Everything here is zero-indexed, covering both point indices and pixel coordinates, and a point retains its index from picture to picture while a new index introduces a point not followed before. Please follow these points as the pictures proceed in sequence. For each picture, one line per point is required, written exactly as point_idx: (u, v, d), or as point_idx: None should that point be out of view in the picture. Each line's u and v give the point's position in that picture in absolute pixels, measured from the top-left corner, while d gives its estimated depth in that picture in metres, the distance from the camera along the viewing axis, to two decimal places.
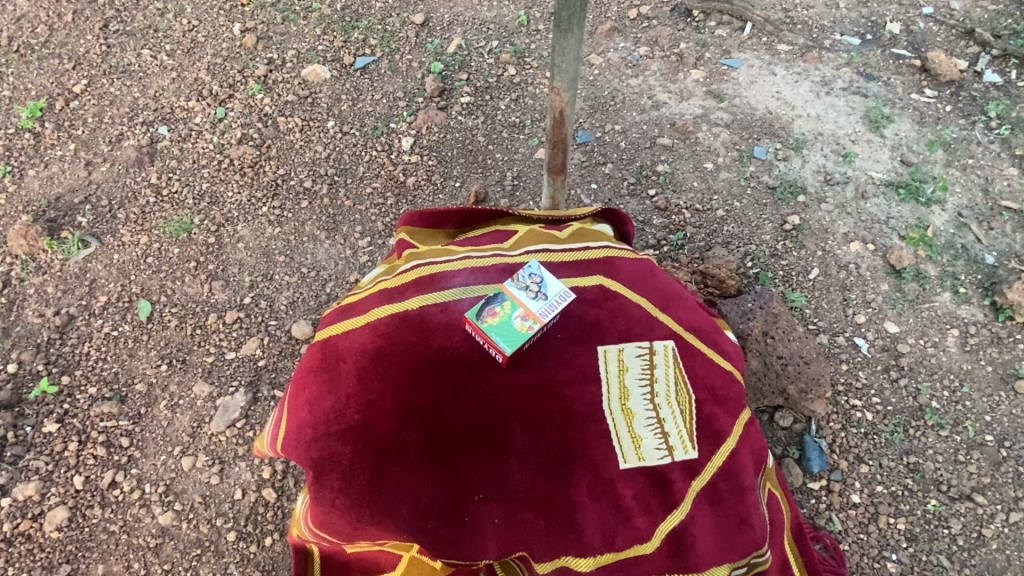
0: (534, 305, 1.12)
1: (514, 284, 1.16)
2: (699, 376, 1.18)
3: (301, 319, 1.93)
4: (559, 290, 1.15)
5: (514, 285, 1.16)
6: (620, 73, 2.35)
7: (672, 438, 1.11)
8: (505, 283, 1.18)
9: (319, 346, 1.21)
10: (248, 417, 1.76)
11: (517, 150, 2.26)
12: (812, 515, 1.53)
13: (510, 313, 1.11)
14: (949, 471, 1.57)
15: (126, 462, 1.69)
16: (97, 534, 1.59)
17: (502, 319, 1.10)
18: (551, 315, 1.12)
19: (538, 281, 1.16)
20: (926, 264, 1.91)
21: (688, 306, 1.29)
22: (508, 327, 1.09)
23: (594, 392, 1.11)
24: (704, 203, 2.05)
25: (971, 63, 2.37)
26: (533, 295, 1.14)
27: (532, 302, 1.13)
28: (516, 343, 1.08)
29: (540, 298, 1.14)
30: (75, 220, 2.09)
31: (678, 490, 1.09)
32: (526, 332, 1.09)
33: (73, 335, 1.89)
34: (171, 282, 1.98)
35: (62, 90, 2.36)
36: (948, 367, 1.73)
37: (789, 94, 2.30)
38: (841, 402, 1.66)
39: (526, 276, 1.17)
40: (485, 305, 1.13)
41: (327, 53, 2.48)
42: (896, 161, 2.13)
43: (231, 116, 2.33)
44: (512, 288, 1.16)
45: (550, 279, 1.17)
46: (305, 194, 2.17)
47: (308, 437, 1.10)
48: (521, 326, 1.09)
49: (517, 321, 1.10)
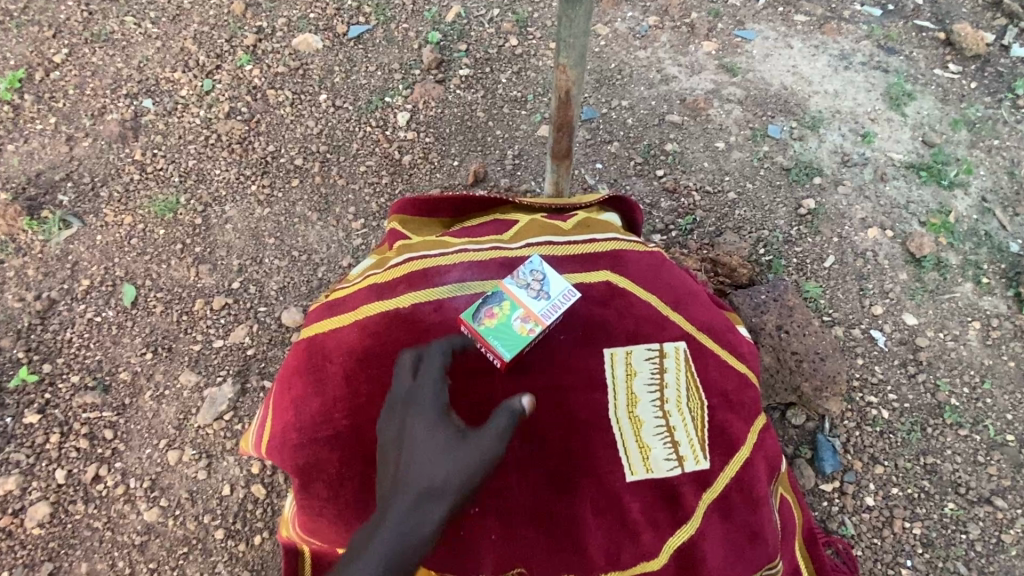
0: (537, 306, 1.03)
1: (514, 281, 1.06)
2: (711, 381, 1.10)
3: (292, 306, 1.85)
4: (564, 287, 1.06)
5: (513, 283, 1.06)
6: (628, 44, 2.21)
7: (683, 447, 1.03)
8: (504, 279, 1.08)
9: (304, 343, 1.14)
10: (237, 409, 1.69)
11: (519, 127, 2.14)
12: (824, 518, 1.46)
13: (509, 317, 1.01)
14: (968, 472, 1.50)
15: (110, 455, 1.63)
16: (80, 531, 1.54)
17: (501, 321, 1.01)
18: (554, 316, 1.03)
19: (540, 279, 1.06)
20: (947, 252, 1.82)
21: (700, 304, 1.20)
22: (507, 330, 1.00)
23: (600, 400, 1.02)
24: (715, 184, 1.95)
25: (998, 37, 2.25)
26: (535, 294, 1.04)
27: (534, 302, 1.03)
28: (516, 349, 0.99)
29: (543, 297, 1.04)
30: (57, 198, 1.99)
31: (689, 503, 1.02)
32: (527, 336, 1.00)
33: (54, 321, 1.81)
34: (156, 265, 1.90)
35: (42, 60, 2.23)
36: (969, 362, 1.65)
37: (806, 69, 2.17)
38: (856, 399, 1.58)
39: (526, 272, 1.07)
40: (480, 306, 1.04)
41: (319, 21, 2.34)
42: (918, 141, 2.03)
43: (218, 88, 2.21)
44: (510, 286, 1.05)
45: (553, 276, 1.08)
46: (296, 172, 2.07)
47: (292, 442, 1.04)
48: (522, 330, 1.00)
49: (516, 324, 1.01)
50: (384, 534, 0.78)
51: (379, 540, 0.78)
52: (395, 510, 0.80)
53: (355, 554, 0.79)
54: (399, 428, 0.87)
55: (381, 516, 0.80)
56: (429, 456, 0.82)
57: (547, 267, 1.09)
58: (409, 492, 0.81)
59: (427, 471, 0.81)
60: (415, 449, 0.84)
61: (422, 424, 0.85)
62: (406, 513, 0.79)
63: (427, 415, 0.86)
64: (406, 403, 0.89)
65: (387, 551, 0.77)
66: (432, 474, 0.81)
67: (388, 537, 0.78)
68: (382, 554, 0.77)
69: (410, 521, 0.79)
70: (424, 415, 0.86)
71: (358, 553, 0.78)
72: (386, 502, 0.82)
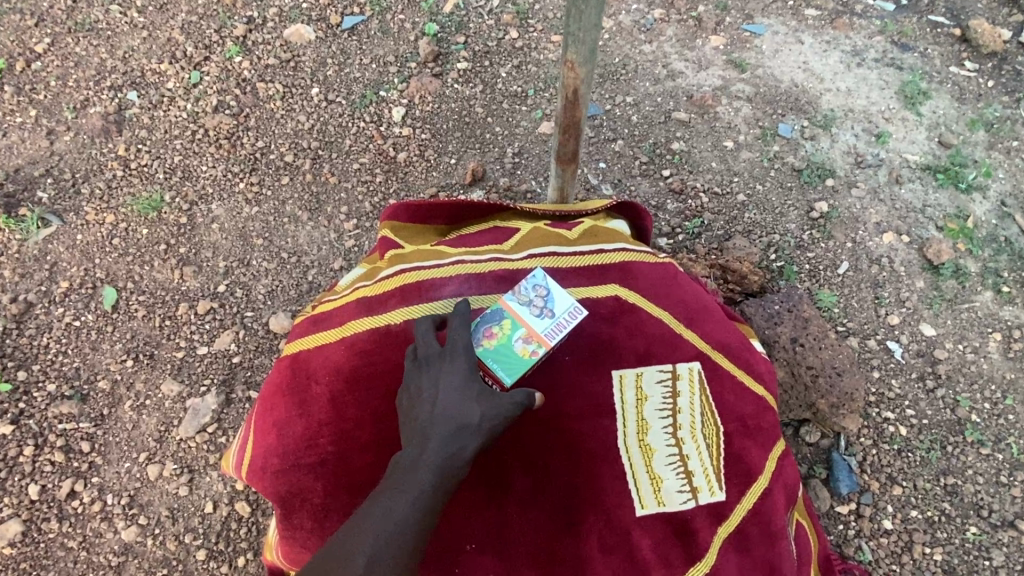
0: (540, 325, 0.95)
1: (514, 298, 0.98)
2: (728, 406, 1.02)
3: (280, 311, 1.77)
4: (569, 305, 0.98)
5: (514, 300, 0.97)
6: (632, 38, 2.11)
7: (697, 478, 0.96)
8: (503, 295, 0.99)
9: (288, 361, 1.06)
10: (221, 420, 1.61)
11: (519, 123, 2.05)
12: (839, 542, 1.40)
13: (510, 337, 0.93)
14: (991, 494, 1.43)
15: (87, 469, 1.55)
16: (54, 551, 1.46)
17: (501, 342, 0.93)
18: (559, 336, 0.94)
19: (543, 295, 0.98)
20: (966, 259, 1.74)
21: (715, 320, 1.12)
22: (507, 353, 0.92)
23: (608, 427, 0.95)
24: (724, 185, 1.86)
25: (1015, 33, 2.16)
26: (538, 312, 0.96)
27: (537, 321, 0.95)
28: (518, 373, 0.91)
29: (546, 316, 0.96)
30: (35, 195, 1.90)
31: (703, 539, 0.94)
32: (530, 359, 0.91)
33: (31, 325, 1.72)
34: (139, 267, 1.81)
35: (24, 50, 2.13)
36: (990, 376, 1.57)
37: (817, 65, 2.08)
38: (873, 415, 1.50)
39: (528, 288, 0.99)
40: (477, 324, 0.95)
41: (311, 11, 2.24)
42: (934, 142, 1.94)
43: (206, 81, 2.11)
44: (511, 303, 0.97)
45: (558, 292, 1.00)
46: (286, 169, 1.98)
47: (273, 469, 0.96)
48: (524, 352, 0.92)
49: (518, 345, 0.93)
50: (425, 464, 0.79)
51: (419, 469, 0.79)
52: (432, 443, 0.80)
53: (396, 480, 0.79)
54: (431, 373, 0.86)
55: (417, 449, 0.80)
56: (463, 400, 0.83)
57: (550, 282, 1.01)
58: (445, 429, 0.81)
59: (461, 411, 0.82)
60: (449, 391, 0.84)
61: (456, 371, 0.85)
62: (442, 447, 0.80)
63: (461, 363, 0.86)
64: (438, 352, 0.88)
65: (427, 479, 0.78)
66: (466, 415, 0.82)
67: (428, 469, 0.79)
68: (422, 482, 0.78)
69: (449, 453, 0.80)
70: (457, 362, 0.86)
71: (400, 479, 0.79)
72: (420, 437, 0.81)
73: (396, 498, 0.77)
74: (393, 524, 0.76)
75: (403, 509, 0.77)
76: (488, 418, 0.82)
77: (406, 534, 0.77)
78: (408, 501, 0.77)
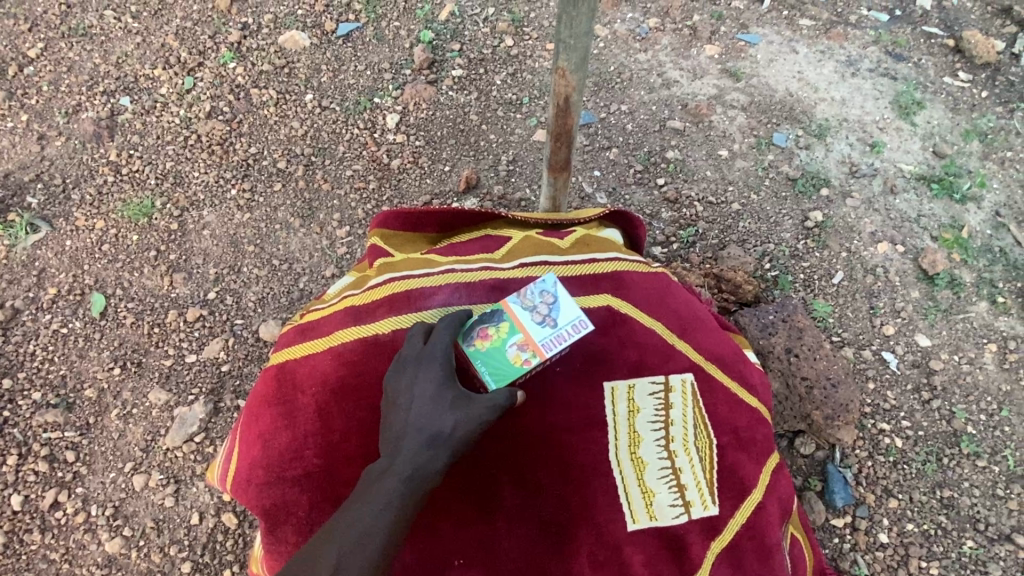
0: (539, 333, 0.92)
1: (519, 302, 0.95)
2: (721, 418, 1.01)
3: (270, 319, 1.75)
4: (574, 314, 0.94)
5: (518, 304, 0.95)
6: (628, 46, 2.11)
7: (690, 491, 0.94)
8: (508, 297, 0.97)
9: (274, 370, 1.04)
10: (209, 429, 1.58)
11: (513, 131, 2.05)
12: (835, 556, 1.38)
13: (504, 341, 0.91)
14: (987, 507, 1.41)
15: (72, 479, 1.52)
16: (35, 562, 1.44)
17: (495, 345, 0.91)
18: (556, 348, 0.91)
19: (549, 303, 0.95)
20: (960, 269, 1.73)
21: (708, 331, 1.10)
22: (499, 358, 0.90)
23: (599, 440, 0.93)
24: (719, 195, 1.85)
25: (1008, 44, 2.17)
26: (539, 320, 0.93)
27: (537, 329, 0.92)
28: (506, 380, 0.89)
29: (547, 325, 0.93)
30: (25, 201, 1.88)
31: (696, 554, 0.92)
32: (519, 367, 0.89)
33: (18, 332, 1.70)
34: (128, 273, 1.79)
35: (16, 55, 2.12)
36: (985, 387, 1.56)
37: (812, 75, 2.08)
38: (868, 426, 1.49)
39: (535, 292, 0.96)
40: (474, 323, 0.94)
41: (306, 18, 2.24)
42: (928, 152, 1.94)
43: (200, 87, 2.10)
44: (514, 307, 0.94)
45: (565, 300, 0.96)
46: (278, 175, 1.96)
47: (257, 480, 0.94)
48: (516, 358, 0.90)
49: (511, 351, 0.91)
50: (395, 472, 0.78)
51: (389, 476, 0.78)
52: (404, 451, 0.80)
53: (365, 490, 0.78)
54: (407, 378, 0.86)
55: (389, 459, 0.80)
56: (436, 406, 0.82)
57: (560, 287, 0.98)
58: (417, 437, 0.80)
59: (434, 418, 0.81)
60: (423, 398, 0.83)
61: (432, 377, 0.85)
62: (414, 456, 0.79)
63: (436, 369, 0.86)
64: (415, 359, 0.88)
65: (396, 488, 0.77)
66: (438, 422, 0.81)
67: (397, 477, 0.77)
68: (391, 490, 0.77)
69: (420, 461, 0.79)
70: (434, 368, 0.86)
71: (370, 488, 0.78)
72: (393, 447, 0.81)
73: (364, 506, 0.76)
74: (357, 531, 0.74)
75: (369, 518, 0.75)
76: (461, 426, 0.80)
77: (372, 545, 0.74)
78: (373, 509, 0.75)
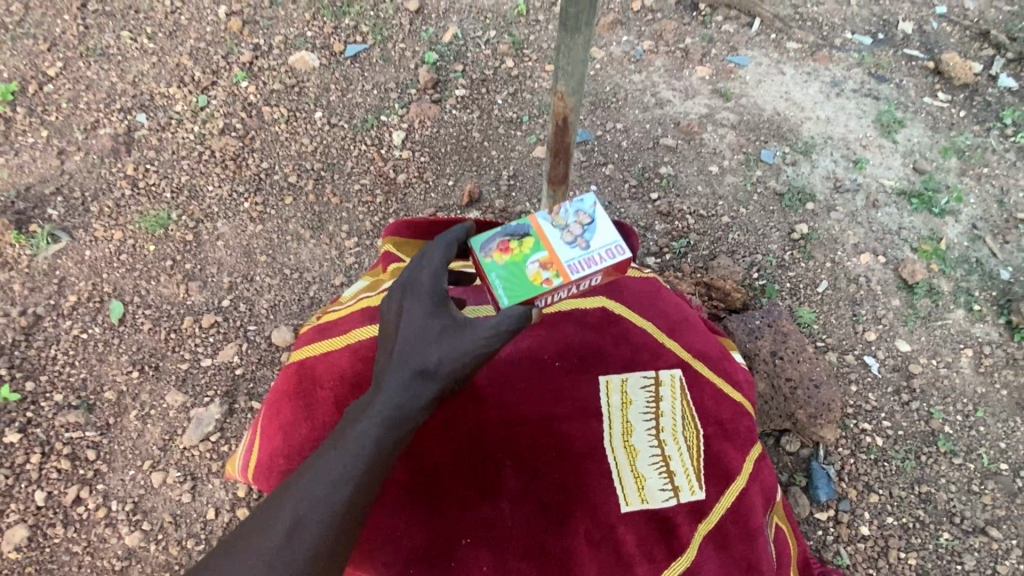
0: (566, 255, 1.01)
1: (554, 227, 1.04)
2: (707, 410, 1.10)
3: (282, 325, 1.83)
4: (606, 245, 1.03)
5: (552, 229, 1.04)
6: (623, 68, 2.22)
7: (679, 477, 1.03)
8: (546, 222, 1.05)
9: (294, 367, 1.12)
10: (224, 429, 1.66)
11: (514, 148, 2.15)
12: (819, 547, 1.46)
13: (527, 256, 1.00)
14: (963, 502, 1.50)
15: (93, 477, 1.60)
16: (58, 555, 1.51)
17: (518, 259, 1.00)
18: (577, 271, 0.99)
19: (581, 233, 1.03)
20: (939, 279, 1.83)
21: (696, 330, 1.19)
22: (520, 270, 0.99)
23: (594, 428, 1.03)
24: (709, 208, 1.95)
25: (986, 66, 2.29)
26: (567, 247, 1.02)
27: (563, 253, 1.01)
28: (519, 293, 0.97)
29: (573, 251, 1.01)
30: (46, 212, 1.97)
31: (684, 534, 1.00)
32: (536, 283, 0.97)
33: (39, 337, 1.78)
34: (145, 282, 1.87)
35: (36, 73, 2.22)
36: (962, 390, 1.65)
37: (799, 95, 2.19)
38: (850, 426, 1.58)
39: (570, 223, 1.05)
40: (502, 237, 1.03)
41: (316, 40, 2.35)
42: (909, 168, 2.05)
43: (213, 104, 2.20)
44: (548, 231, 1.03)
45: (598, 233, 1.04)
46: (290, 189, 2.06)
47: (281, 469, 1.03)
48: (536, 275, 0.99)
49: (533, 267, 0.99)
50: (373, 415, 0.85)
51: (365, 421, 0.85)
52: (388, 387, 0.87)
53: (343, 435, 0.85)
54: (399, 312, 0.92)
55: (375, 396, 0.87)
56: (423, 341, 0.88)
57: (597, 221, 1.06)
58: (403, 371, 0.87)
59: (421, 354, 0.88)
60: (411, 331, 0.90)
61: (419, 310, 0.90)
62: (394, 395, 0.86)
63: (424, 301, 0.91)
64: (405, 286, 0.93)
65: (371, 435, 0.84)
66: (424, 357, 0.87)
67: (372, 425, 0.84)
68: (367, 435, 0.84)
69: (403, 395, 0.86)
70: (421, 300, 0.91)
71: (344, 437, 0.85)
72: (378, 386, 0.88)
73: (338, 452, 0.83)
74: (328, 479, 0.82)
75: (340, 465, 0.82)
76: (445, 361, 0.87)
77: (339, 494, 0.81)
78: (347, 457, 0.82)
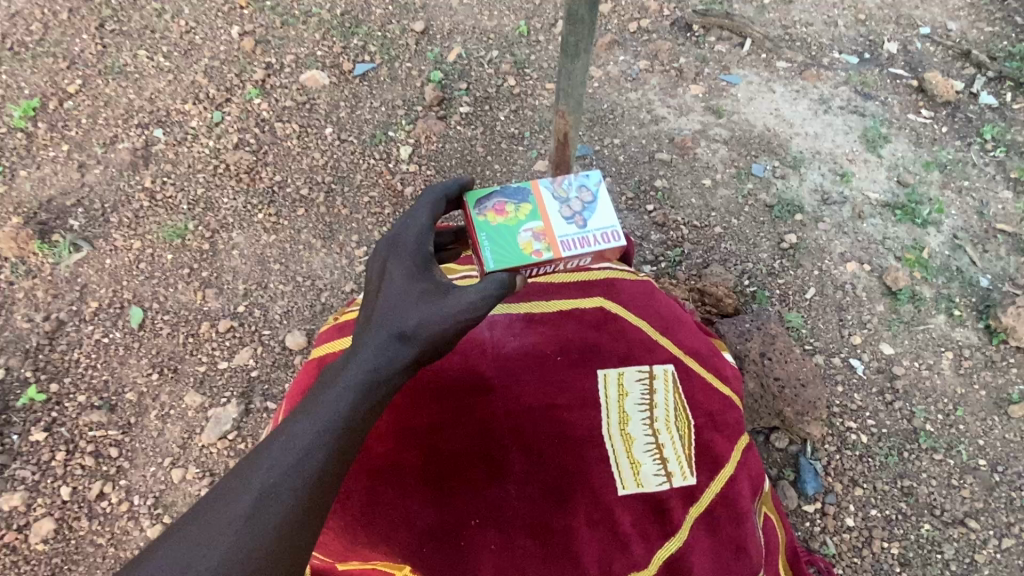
0: (561, 230, 1.10)
1: (555, 201, 1.12)
2: (698, 402, 1.20)
3: (296, 329, 1.92)
4: (601, 228, 1.12)
5: (554, 202, 1.12)
6: (620, 86, 2.33)
7: (672, 463, 1.12)
8: (549, 193, 1.14)
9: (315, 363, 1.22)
10: (241, 428, 1.76)
11: (516, 162, 2.25)
12: (807, 538, 1.54)
13: (525, 224, 1.08)
14: (943, 495, 1.59)
15: (115, 473, 1.68)
16: (84, 547, 1.60)
17: (514, 223, 1.08)
18: (568, 248, 1.08)
19: (579, 212, 1.12)
20: (921, 286, 1.92)
21: (687, 329, 1.30)
22: (514, 235, 1.07)
23: (594, 418, 1.11)
24: (703, 219, 2.05)
25: (967, 84, 2.40)
26: (564, 222, 1.10)
27: (557, 227, 1.09)
28: (507, 257, 1.05)
29: (568, 227, 1.10)
30: (68, 223, 2.06)
31: (678, 516, 1.09)
32: (526, 251, 1.06)
33: (62, 341, 1.87)
34: (164, 289, 1.96)
35: (57, 90, 2.33)
36: (942, 390, 1.74)
37: (788, 112, 2.30)
38: (837, 424, 1.66)
39: (571, 200, 1.13)
40: (502, 199, 1.11)
41: (326, 59, 2.46)
42: (893, 181, 2.15)
43: (227, 120, 2.31)
44: (549, 204, 1.12)
45: (595, 215, 1.13)
46: (302, 201, 2.15)
47: None
48: (529, 243, 1.07)
49: (526, 234, 1.08)
50: (351, 379, 0.90)
51: (339, 386, 0.89)
52: (365, 353, 0.91)
53: (318, 400, 0.89)
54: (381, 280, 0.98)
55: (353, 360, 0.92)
56: (403, 305, 0.94)
57: (596, 203, 1.15)
58: (381, 334, 0.92)
59: (399, 317, 0.93)
60: (391, 295, 0.95)
61: (400, 274, 0.97)
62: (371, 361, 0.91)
63: (406, 265, 0.97)
64: (390, 248, 1.00)
65: (345, 400, 0.88)
66: (404, 320, 0.92)
67: (348, 390, 0.89)
68: (342, 400, 0.88)
69: (381, 358, 0.91)
70: (403, 266, 0.97)
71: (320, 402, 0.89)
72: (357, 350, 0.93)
73: (312, 418, 0.87)
74: (303, 445, 0.85)
75: (314, 433, 0.86)
76: (422, 326, 0.92)
77: (312, 459, 0.84)
78: (323, 421, 0.87)
